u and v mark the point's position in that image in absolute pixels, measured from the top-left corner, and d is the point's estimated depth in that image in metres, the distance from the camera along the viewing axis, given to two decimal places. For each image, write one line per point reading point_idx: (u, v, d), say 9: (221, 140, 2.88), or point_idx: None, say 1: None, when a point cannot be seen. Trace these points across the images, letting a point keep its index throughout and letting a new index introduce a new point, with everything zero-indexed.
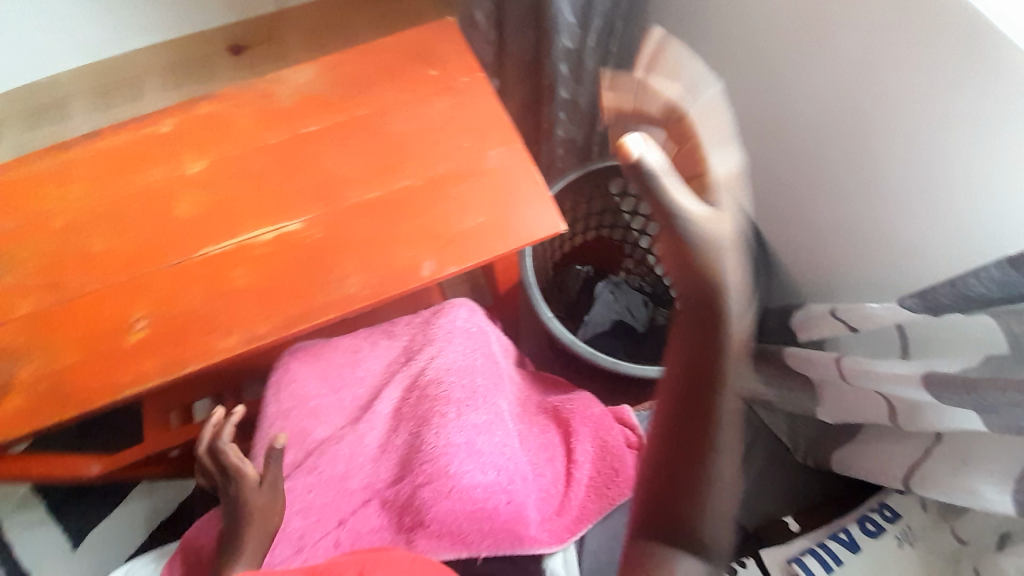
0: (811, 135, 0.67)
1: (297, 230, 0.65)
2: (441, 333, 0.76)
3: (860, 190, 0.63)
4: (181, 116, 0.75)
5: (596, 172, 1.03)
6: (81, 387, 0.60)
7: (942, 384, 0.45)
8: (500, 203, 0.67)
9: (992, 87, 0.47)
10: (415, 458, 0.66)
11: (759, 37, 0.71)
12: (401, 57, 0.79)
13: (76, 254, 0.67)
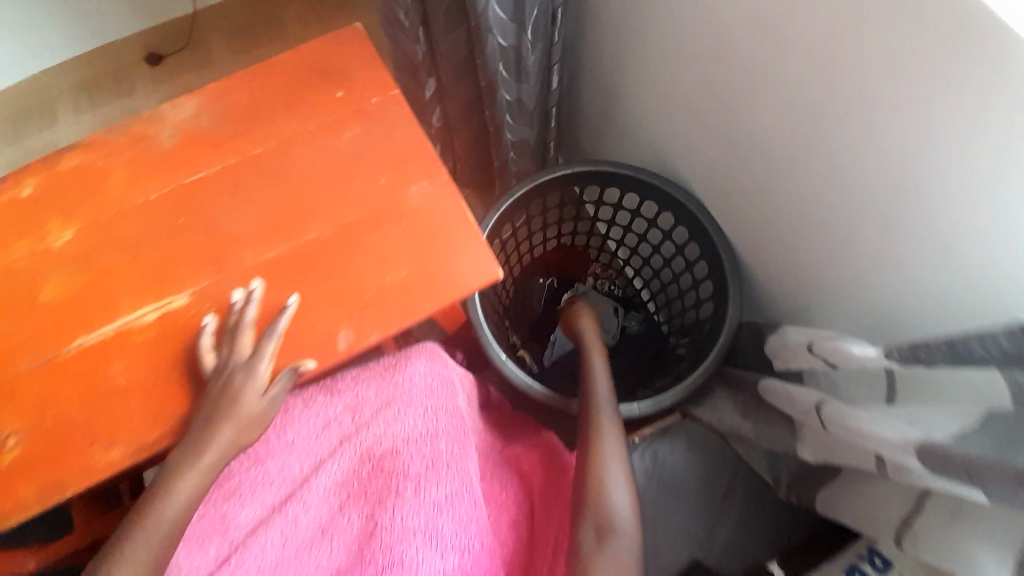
0: (781, 137, 0.59)
1: (183, 305, 0.57)
2: (400, 392, 0.65)
3: (842, 202, 0.56)
4: (44, 174, 0.63)
5: (550, 182, 0.86)
6: None
7: (941, 459, 0.39)
8: (424, 252, 0.57)
9: (997, 94, 0.39)
10: (365, 545, 0.57)
11: (714, 26, 0.61)
12: (302, 78, 0.68)
13: None
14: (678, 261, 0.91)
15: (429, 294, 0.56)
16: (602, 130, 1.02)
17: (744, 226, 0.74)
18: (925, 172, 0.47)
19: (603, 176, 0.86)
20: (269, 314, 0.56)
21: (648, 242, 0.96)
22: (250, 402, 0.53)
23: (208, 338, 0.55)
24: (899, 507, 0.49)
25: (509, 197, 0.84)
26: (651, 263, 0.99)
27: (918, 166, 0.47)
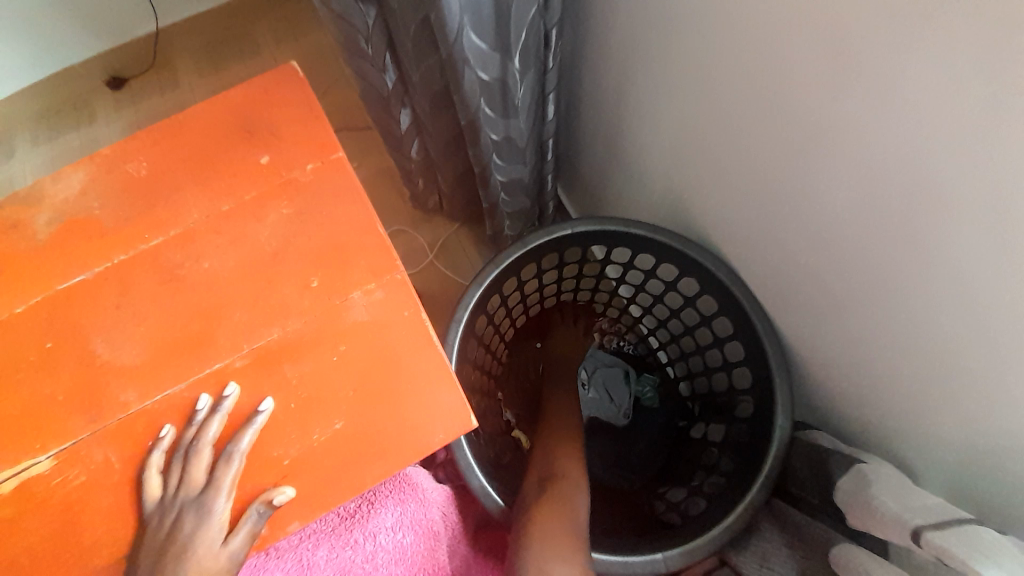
0: (858, 214, 0.44)
1: (47, 472, 0.42)
2: (362, 562, 0.50)
3: (952, 309, 0.40)
4: None
5: (548, 244, 0.70)
6: None
7: None
8: (369, 389, 0.42)
9: None
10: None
11: (764, 65, 0.45)
12: (218, 138, 0.52)
13: None
14: (703, 333, 0.74)
15: (376, 455, 0.40)
16: (609, 167, 0.85)
17: (795, 310, 0.58)
18: None
19: (610, 237, 0.69)
20: (239, 422, 0.41)
21: (664, 306, 0.79)
22: (203, 559, 0.37)
23: (159, 458, 0.40)
24: None
25: (494, 267, 0.68)
26: (667, 328, 0.82)
27: None
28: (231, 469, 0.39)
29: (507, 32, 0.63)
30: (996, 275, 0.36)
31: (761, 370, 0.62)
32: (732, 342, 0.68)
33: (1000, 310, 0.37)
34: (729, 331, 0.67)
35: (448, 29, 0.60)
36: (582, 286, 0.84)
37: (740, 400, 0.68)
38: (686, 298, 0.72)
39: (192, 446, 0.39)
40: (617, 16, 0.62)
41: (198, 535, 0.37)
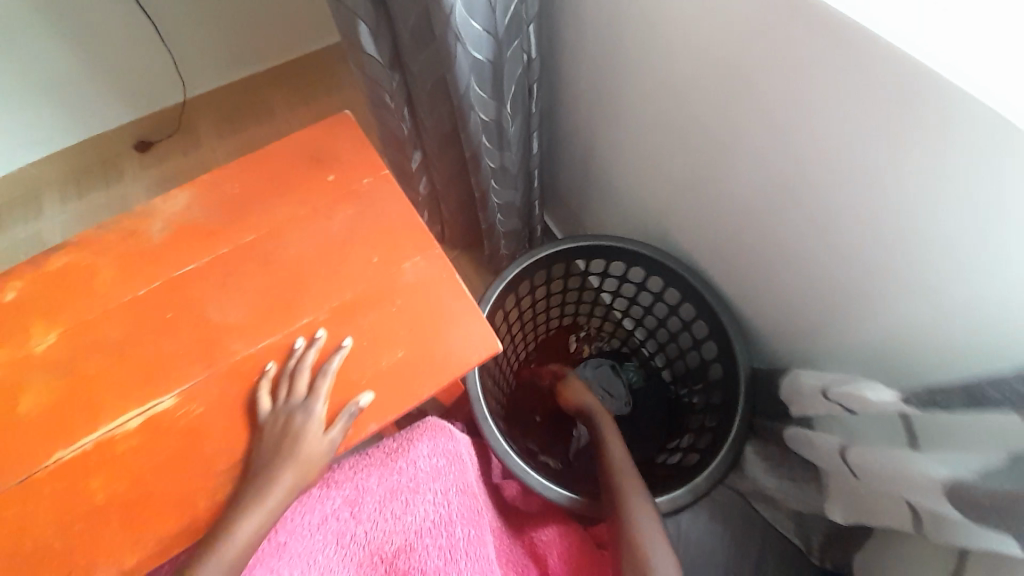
0: (754, 198, 0.62)
1: (169, 407, 0.53)
2: (404, 485, 0.60)
3: (825, 254, 0.57)
4: (30, 274, 0.63)
5: (545, 258, 0.85)
6: None
7: (969, 502, 0.38)
8: (422, 328, 0.57)
9: (950, 140, 0.41)
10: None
11: (682, 98, 0.64)
12: (293, 165, 0.69)
13: None
14: (661, 307, 0.90)
15: (430, 372, 0.54)
16: (585, 189, 1.05)
17: (729, 275, 0.75)
18: (896, 217, 0.48)
19: (590, 250, 0.85)
20: (326, 352, 0.55)
21: (624, 296, 0.95)
22: (310, 445, 0.50)
23: (268, 382, 0.53)
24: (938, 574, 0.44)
25: (498, 282, 0.81)
26: (630, 313, 0.98)
27: (897, 215, 0.48)
28: (325, 382, 0.52)
29: (502, 85, 0.83)
30: (840, 220, 0.53)
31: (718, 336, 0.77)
32: (685, 306, 0.83)
33: (848, 245, 0.54)
34: (678, 297, 0.84)
35: (458, 85, 0.80)
36: (566, 293, 0.97)
37: (704, 346, 0.82)
38: (638, 283, 0.89)
39: (294, 372, 0.53)
40: (581, 72, 0.83)
41: (306, 427, 0.50)
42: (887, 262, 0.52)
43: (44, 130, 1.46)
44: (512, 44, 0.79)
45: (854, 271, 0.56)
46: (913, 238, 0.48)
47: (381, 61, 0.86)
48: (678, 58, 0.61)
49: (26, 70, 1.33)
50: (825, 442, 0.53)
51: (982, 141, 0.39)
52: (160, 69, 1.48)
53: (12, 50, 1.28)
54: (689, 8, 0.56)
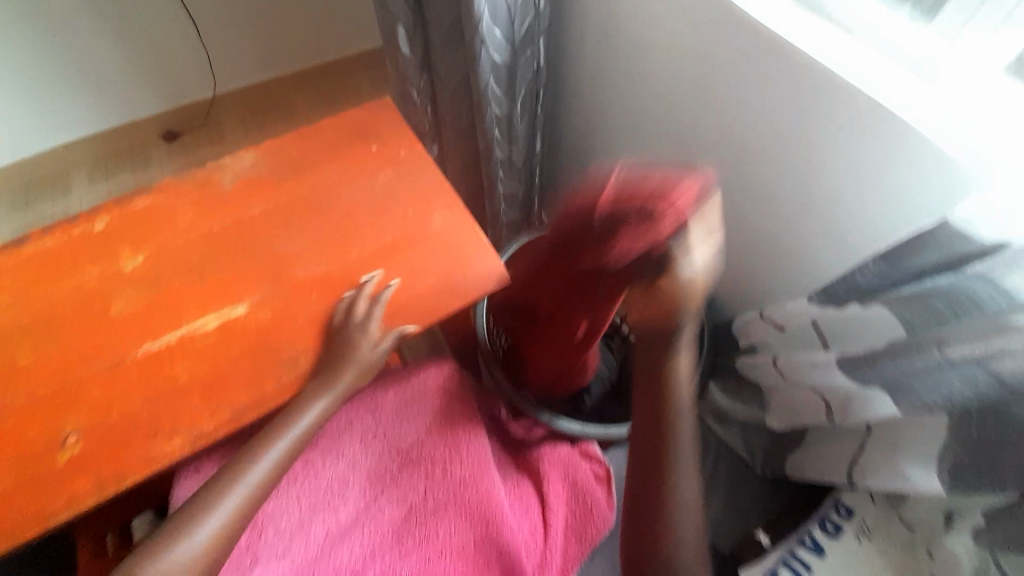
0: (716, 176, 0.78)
1: (243, 314, 0.66)
2: (416, 395, 0.72)
3: (768, 216, 0.73)
4: (116, 211, 0.74)
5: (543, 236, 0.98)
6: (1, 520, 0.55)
7: (850, 362, 0.53)
8: (447, 264, 0.70)
9: (843, 120, 0.57)
10: (406, 527, 0.62)
11: (661, 97, 0.80)
12: (341, 137, 0.83)
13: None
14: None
15: (452, 297, 0.68)
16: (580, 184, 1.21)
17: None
18: (815, 180, 0.64)
19: None
20: (370, 278, 0.69)
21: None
22: (366, 352, 0.63)
23: (338, 305, 0.67)
24: (847, 451, 0.57)
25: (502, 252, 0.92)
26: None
27: (814, 180, 0.64)
28: (380, 306, 0.66)
29: (514, 86, 0.99)
30: (776, 188, 0.70)
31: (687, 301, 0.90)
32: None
33: (782, 207, 0.70)
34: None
35: (479, 83, 0.96)
36: None
37: None
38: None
39: (355, 300, 0.67)
40: (581, 79, 1.00)
41: (365, 338, 0.64)
42: (811, 219, 0.68)
43: (82, 114, 1.55)
44: (525, 52, 0.95)
45: (789, 230, 0.72)
46: (825, 198, 0.65)
47: (413, 62, 1.02)
48: (656, 64, 0.77)
49: (77, 57, 1.44)
50: (763, 359, 0.67)
51: (863, 118, 0.56)
52: (196, 64, 1.59)
53: (66, 38, 1.39)
54: (667, 25, 0.72)
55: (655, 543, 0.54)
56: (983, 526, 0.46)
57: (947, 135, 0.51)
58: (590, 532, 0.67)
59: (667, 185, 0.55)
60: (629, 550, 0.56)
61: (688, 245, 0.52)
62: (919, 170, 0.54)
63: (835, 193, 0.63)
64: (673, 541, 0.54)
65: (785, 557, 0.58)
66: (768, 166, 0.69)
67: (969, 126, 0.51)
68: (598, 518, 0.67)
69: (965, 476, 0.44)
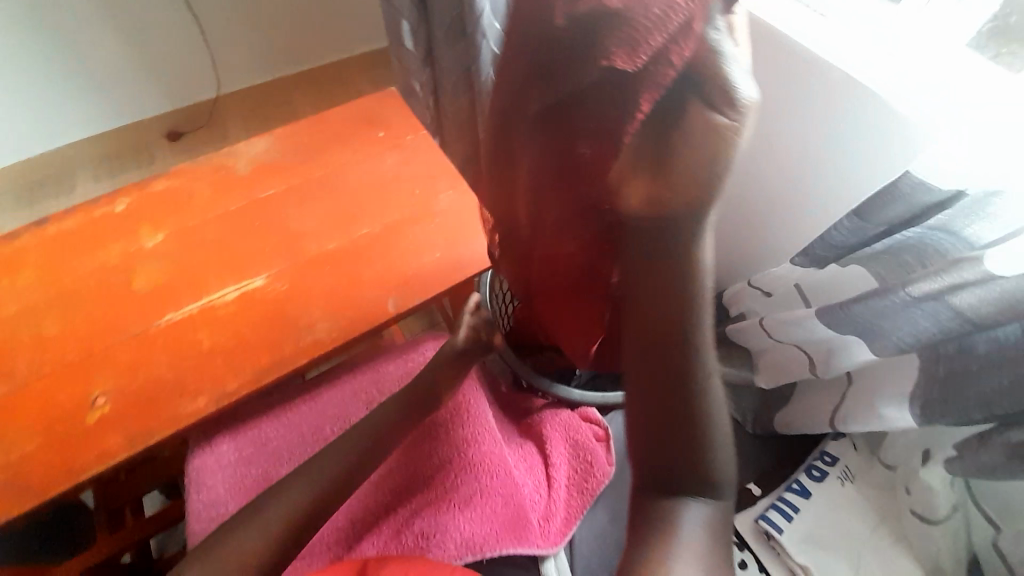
0: None
1: (260, 286, 0.70)
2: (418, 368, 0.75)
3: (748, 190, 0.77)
4: (135, 194, 0.78)
5: None
6: (39, 475, 0.60)
7: (830, 315, 0.55)
8: (453, 239, 0.75)
9: (806, 92, 0.62)
10: (413, 483, 0.67)
11: None
12: (350, 123, 0.87)
13: (26, 339, 0.67)
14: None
15: (457, 270, 0.73)
16: None
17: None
18: (787, 149, 0.68)
19: None
20: (380, 253, 0.74)
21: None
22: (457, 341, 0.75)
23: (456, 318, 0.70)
24: (830, 401, 0.63)
25: None
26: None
27: (786, 150, 0.69)
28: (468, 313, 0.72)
29: None
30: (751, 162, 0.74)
31: None
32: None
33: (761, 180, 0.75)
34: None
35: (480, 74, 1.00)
36: None
37: None
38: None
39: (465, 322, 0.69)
40: None
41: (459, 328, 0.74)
42: (788, 189, 0.72)
43: (85, 111, 1.52)
44: None
45: (769, 202, 0.76)
46: (798, 166, 0.69)
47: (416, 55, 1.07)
48: None
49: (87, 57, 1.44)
50: (747, 322, 0.70)
51: (821, 89, 0.60)
52: (197, 65, 1.58)
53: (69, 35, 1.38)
54: None
55: (688, 443, 0.39)
56: (956, 456, 0.51)
57: (903, 97, 0.55)
58: (591, 487, 0.70)
59: (636, 37, 0.29)
60: (650, 477, 0.41)
61: (727, 81, 0.28)
62: (879, 132, 0.58)
63: (808, 160, 0.67)
64: (706, 456, 0.40)
65: (776, 501, 0.66)
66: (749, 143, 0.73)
67: (923, 89, 0.54)
68: (599, 475, 0.71)
69: (934, 409, 0.49)
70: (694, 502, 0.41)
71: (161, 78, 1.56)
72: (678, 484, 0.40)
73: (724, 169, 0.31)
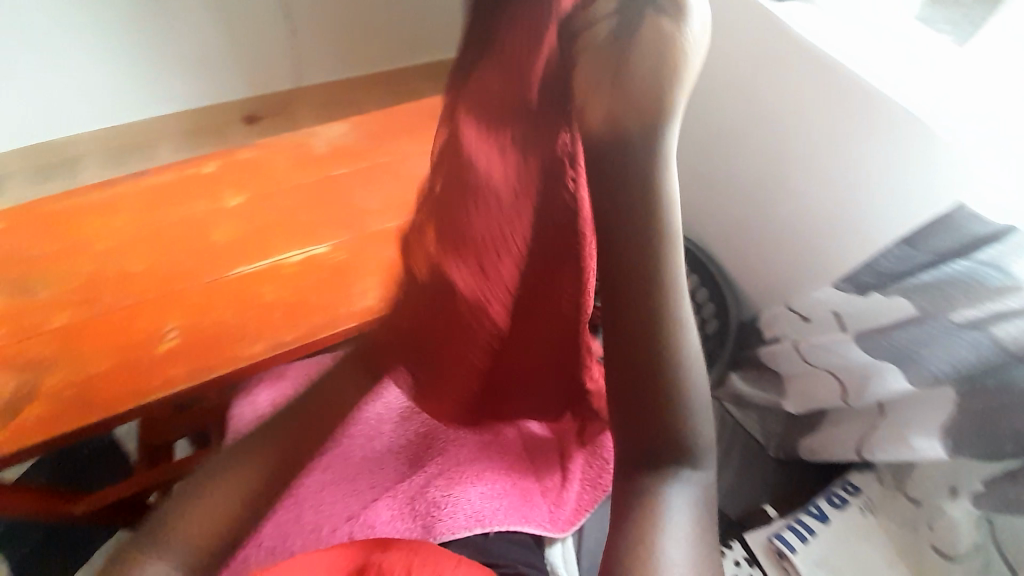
0: (748, 181, 0.87)
1: (323, 252, 0.76)
2: None
3: (795, 212, 0.81)
4: (223, 159, 0.86)
5: None
6: (108, 394, 0.67)
7: (868, 339, 0.60)
8: None
9: (861, 112, 0.67)
10: (425, 451, 0.69)
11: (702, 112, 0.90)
12: (420, 118, 0.94)
13: (113, 274, 0.75)
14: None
15: None
16: None
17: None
18: (837, 169, 0.73)
19: None
20: None
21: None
22: None
23: None
24: (861, 428, 0.67)
25: None
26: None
27: (836, 171, 0.73)
28: None
29: None
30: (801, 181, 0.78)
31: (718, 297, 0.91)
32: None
33: (808, 201, 0.78)
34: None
35: None
36: None
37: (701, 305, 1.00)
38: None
39: None
40: None
41: None
42: (835, 212, 0.75)
43: (177, 89, 1.65)
44: None
45: (814, 226, 0.79)
46: (844, 188, 0.73)
47: None
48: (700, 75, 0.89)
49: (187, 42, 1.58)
50: (780, 346, 0.74)
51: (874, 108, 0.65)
52: (280, 57, 1.72)
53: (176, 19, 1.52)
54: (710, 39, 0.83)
55: (658, 416, 0.37)
56: (983, 492, 0.57)
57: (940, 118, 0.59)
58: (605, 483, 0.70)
59: None
60: (620, 458, 0.39)
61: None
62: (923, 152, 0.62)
63: (855, 181, 0.71)
64: (672, 437, 0.37)
65: (791, 523, 0.70)
66: (798, 164, 0.77)
67: (969, 116, 0.57)
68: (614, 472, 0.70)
69: (963, 443, 0.54)
70: (677, 474, 0.38)
71: (247, 66, 1.70)
72: (643, 471, 0.38)
73: (672, 82, 0.33)
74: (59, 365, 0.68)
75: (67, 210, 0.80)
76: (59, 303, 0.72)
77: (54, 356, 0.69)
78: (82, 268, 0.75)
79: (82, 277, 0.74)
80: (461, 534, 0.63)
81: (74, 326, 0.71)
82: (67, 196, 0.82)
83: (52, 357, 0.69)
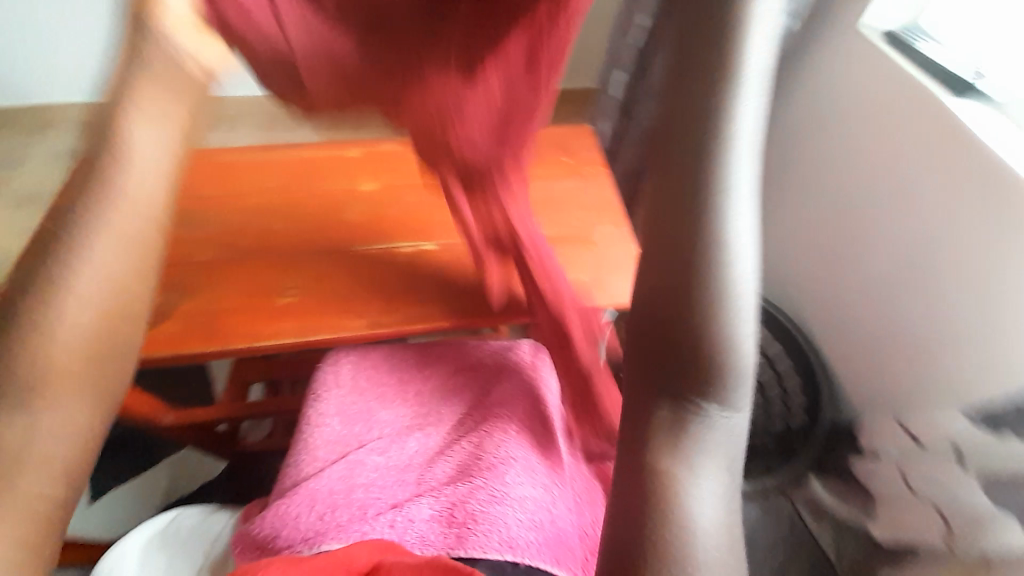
0: (870, 291, 0.96)
1: (432, 250, 0.84)
2: (509, 366, 0.84)
3: (930, 323, 0.87)
4: (366, 148, 0.96)
5: None
6: (227, 330, 0.76)
7: (1009, 490, 0.74)
8: (598, 270, 0.85)
9: None
10: (475, 463, 0.70)
11: (819, 219, 1.03)
12: (546, 144, 1.02)
13: (257, 228, 0.85)
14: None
15: (591, 295, 0.82)
16: None
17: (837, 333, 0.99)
18: (996, 290, 0.77)
19: None
20: None
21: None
22: None
23: None
24: (943, 558, 0.82)
25: None
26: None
27: (991, 289, 0.78)
28: None
29: None
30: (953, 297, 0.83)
31: (816, 398, 1.03)
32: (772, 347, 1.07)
33: (952, 321, 0.83)
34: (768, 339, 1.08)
35: None
36: None
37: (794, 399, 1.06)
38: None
39: None
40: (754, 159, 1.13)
41: None
42: (982, 336, 0.80)
43: None
44: None
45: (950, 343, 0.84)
46: (1006, 313, 0.76)
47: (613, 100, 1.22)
48: (843, 167, 0.97)
49: None
50: (887, 470, 0.93)
51: None
52: None
53: None
54: (869, 140, 0.91)
55: (687, 294, 0.35)
56: None
57: None
58: None
59: None
60: (646, 363, 0.37)
61: None
62: None
63: (1013, 305, 0.75)
64: (704, 322, 0.35)
65: None
66: (952, 275, 0.82)
67: None
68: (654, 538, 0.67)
69: None
70: (696, 405, 0.36)
71: None
72: (672, 382, 0.36)
73: None
74: (194, 294, 0.78)
75: (231, 161, 0.93)
76: (205, 240, 0.84)
77: (195, 284, 0.79)
78: (232, 215, 0.87)
79: (230, 222, 0.86)
80: (491, 558, 0.59)
81: (217, 264, 0.81)
82: (235, 150, 0.95)
83: (192, 285, 0.79)
